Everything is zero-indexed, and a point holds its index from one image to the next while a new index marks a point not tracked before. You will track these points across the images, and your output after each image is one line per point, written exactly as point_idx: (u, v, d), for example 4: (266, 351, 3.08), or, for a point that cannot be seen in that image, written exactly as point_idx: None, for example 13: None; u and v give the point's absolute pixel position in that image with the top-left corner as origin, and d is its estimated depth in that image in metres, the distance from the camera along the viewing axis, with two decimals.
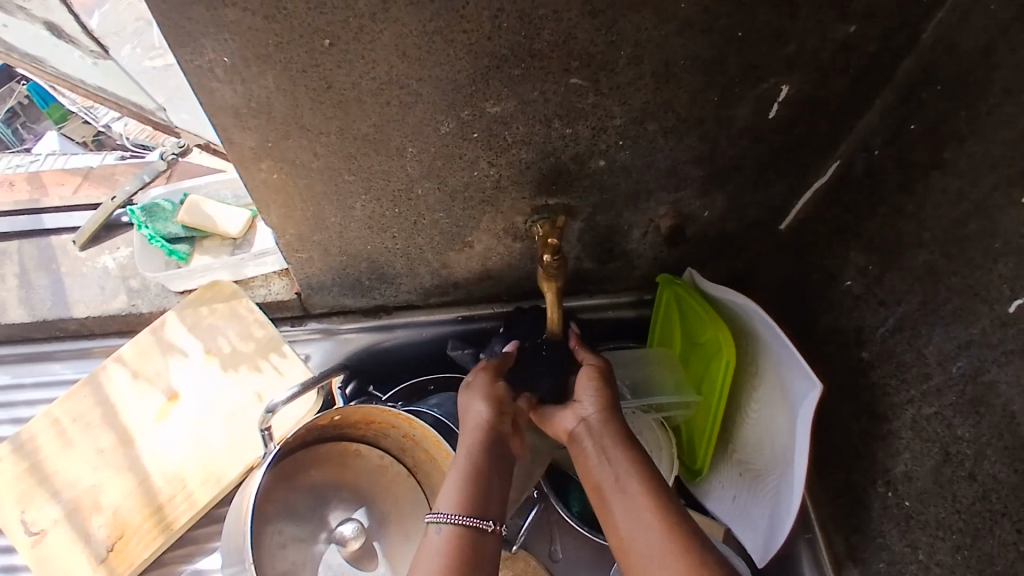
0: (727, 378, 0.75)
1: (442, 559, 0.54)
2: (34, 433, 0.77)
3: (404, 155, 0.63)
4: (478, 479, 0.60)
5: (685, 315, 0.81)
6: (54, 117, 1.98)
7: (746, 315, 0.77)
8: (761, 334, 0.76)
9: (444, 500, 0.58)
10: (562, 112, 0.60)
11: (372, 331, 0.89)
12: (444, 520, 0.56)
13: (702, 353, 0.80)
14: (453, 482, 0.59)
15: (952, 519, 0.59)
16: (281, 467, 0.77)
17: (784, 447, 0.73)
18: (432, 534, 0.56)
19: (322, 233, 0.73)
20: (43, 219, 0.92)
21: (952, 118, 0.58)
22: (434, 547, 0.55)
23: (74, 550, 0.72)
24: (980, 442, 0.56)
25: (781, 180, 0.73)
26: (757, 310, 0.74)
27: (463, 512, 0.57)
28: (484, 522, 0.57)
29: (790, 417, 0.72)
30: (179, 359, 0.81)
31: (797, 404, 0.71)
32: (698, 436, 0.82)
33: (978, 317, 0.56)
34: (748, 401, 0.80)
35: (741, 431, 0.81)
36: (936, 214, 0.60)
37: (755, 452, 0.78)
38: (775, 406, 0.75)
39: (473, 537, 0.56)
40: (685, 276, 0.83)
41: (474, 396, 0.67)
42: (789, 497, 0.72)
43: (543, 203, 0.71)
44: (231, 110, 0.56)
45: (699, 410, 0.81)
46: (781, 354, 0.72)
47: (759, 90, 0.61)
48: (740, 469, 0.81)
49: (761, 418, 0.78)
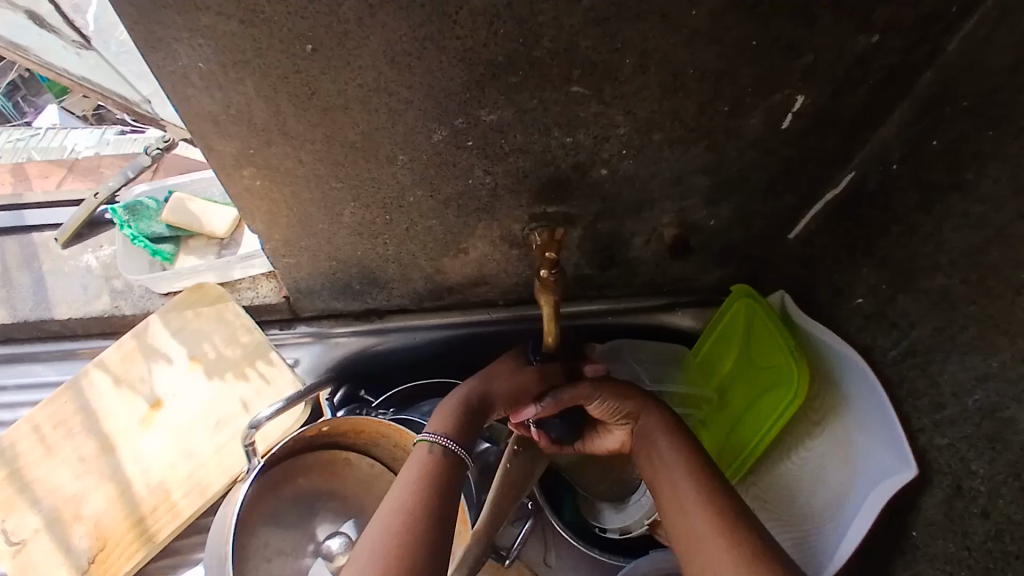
0: (787, 414, 0.74)
1: (414, 492, 0.55)
2: (16, 440, 0.75)
3: (394, 162, 0.59)
4: (467, 422, 0.62)
5: (756, 331, 0.81)
6: (55, 91, 2.01)
7: (836, 362, 0.73)
8: (843, 383, 0.72)
9: (440, 425, 0.61)
10: (562, 121, 0.56)
11: (364, 335, 0.86)
12: (436, 438, 0.59)
13: (770, 375, 0.78)
14: (448, 415, 0.62)
15: (961, 554, 0.57)
16: (268, 477, 0.75)
17: (849, 470, 0.70)
18: (423, 449, 0.59)
19: (310, 239, 0.69)
20: (25, 215, 0.89)
21: (975, 138, 0.54)
22: (411, 477, 0.56)
23: (55, 561, 0.69)
24: (994, 479, 0.53)
25: (792, 191, 0.70)
26: (860, 364, 0.68)
27: (453, 438, 0.59)
28: (466, 455, 0.59)
29: (850, 473, 0.70)
30: (163, 365, 0.78)
31: (873, 424, 0.68)
32: (731, 454, 0.79)
33: (997, 349, 0.53)
34: (796, 445, 0.78)
35: (772, 468, 0.79)
36: (958, 237, 0.56)
37: (783, 493, 0.77)
38: (841, 427, 0.72)
39: (452, 469, 0.58)
40: (774, 297, 0.81)
41: (511, 381, 0.66)
42: (846, 521, 0.69)
43: (541, 212, 0.68)
44: (210, 117, 0.53)
45: (741, 429, 0.79)
46: (862, 413, 0.69)
47: (771, 102, 0.57)
48: (787, 485, 0.77)
49: (807, 467, 0.76)
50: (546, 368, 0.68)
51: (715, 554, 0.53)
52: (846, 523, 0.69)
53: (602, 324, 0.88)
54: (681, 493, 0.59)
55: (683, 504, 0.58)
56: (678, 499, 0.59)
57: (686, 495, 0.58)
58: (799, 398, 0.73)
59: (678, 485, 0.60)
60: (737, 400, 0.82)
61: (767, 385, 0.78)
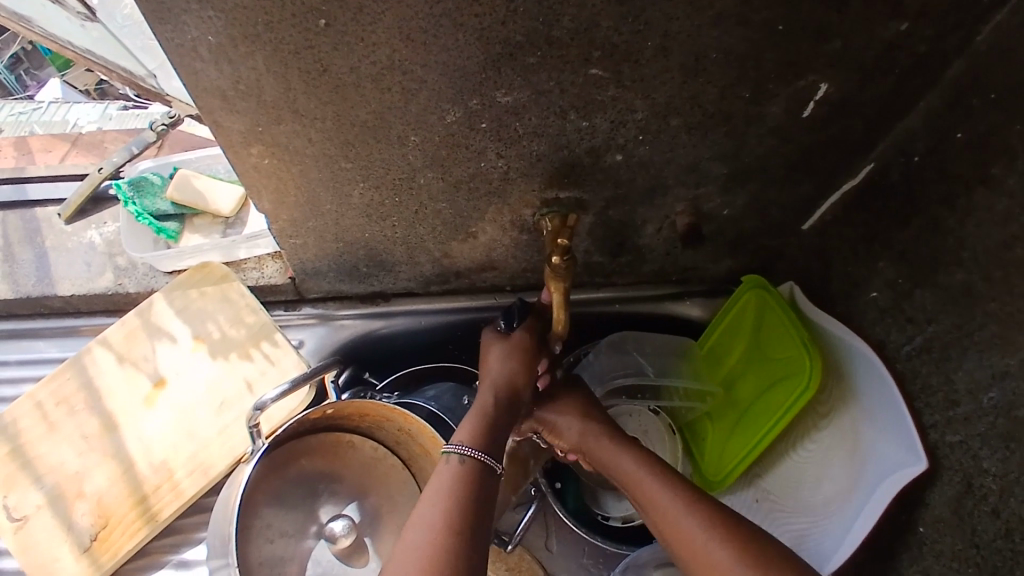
0: (797, 405, 0.74)
1: (444, 508, 0.54)
2: (18, 416, 0.75)
3: (405, 143, 0.58)
4: (491, 426, 0.62)
5: (768, 321, 0.80)
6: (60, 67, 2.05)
7: (847, 355, 0.72)
8: (854, 376, 0.72)
9: (463, 434, 0.60)
10: (579, 104, 0.55)
11: (370, 318, 0.85)
12: (461, 451, 0.59)
13: (774, 370, 0.79)
14: (469, 421, 0.62)
15: (969, 552, 0.56)
16: (272, 458, 0.74)
17: (857, 467, 0.70)
18: (449, 460, 0.59)
19: (317, 220, 0.68)
20: (28, 189, 0.88)
21: (1003, 131, 0.52)
22: (440, 492, 0.56)
23: (56, 538, 0.70)
24: (1007, 478, 0.53)
25: (809, 180, 0.69)
26: (874, 358, 0.68)
27: (477, 447, 0.59)
28: (496, 464, 0.60)
29: (858, 467, 0.70)
30: (167, 344, 0.77)
31: (880, 421, 0.68)
32: (730, 451, 0.81)
33: (1017, 348, 0.51)
34: (802, 436, 0.78)
35: (776, 459, 0.80)
36: (981, 231, 0.55)
37: (788, 483, 0.78)
38: (850, 420, 0.72)
39: (482, 477, 0.58)
40: (784, 288, 0.80)
41: (509, 357, 0.68)
42: (852, 518, 0.69)
43: (553, 197, 0.67)
44: (218, 93, 0.52)
45: (746, 422, 0.80)
46: (873, 406, 0.69)
47: (794, 88, 0.56)
48: (790, 481, 0.78)
49: (812, 460, 0.76)
50: (529, 330, 0.70)
51: (715, 555, 0.55)
52: (857, 512, 0.68)
53: (611, 313, 0.87)
54: (663, 504, 0.60)
55: (669, 515, 0.59)
56: (660, 512, 0.60)
57: (668, 508, 0.60)
58: (809, 393, 0.73)
59: (656, 495, 0.61)
60: (744, 393, 0.82)
61: (774, 379, 0.78)
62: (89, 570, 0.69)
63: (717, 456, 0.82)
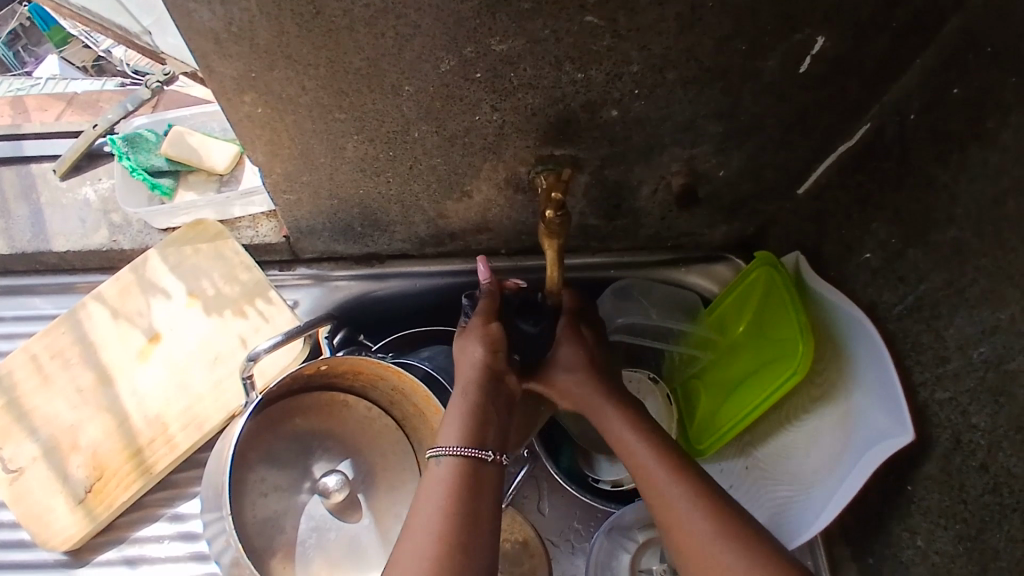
0: (788, 385, 0.73)
1: (436, 532, 0.51)
2: (13, 369, 0.75)
3: (399, 93, 0.58)
4: (480, 420, 0.59)
5: (772, 300, 0.79)
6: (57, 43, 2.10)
7: (839, 319, 0.72)
8: (846, 342, 0.71)
9: (443, 437, 0.58)
10: (574, 54, 0.54)
11: (364, 279, 0.85)
12: (444, 453, 0.56)
13: (772, 349, 0.78)
14: (454, 419, 0.59)
15: (957, 508, 0.57)
16: (265, 415, 0.75)
17: (844, 437, 0.71)
18: (435, 465, 0.57)
19: (312, 174, 0.68)
20: (24, 145, 0.88)
21: (999, 85, 0.52)
22: (432, 516, 0.52)
23: (52, 489, 0.71)
24: (995, 433, 0.53)
25: (806, 142, 0.68)
26: (863, 320, 0.68)
27: (463, 445, 0.57)
28: (484, 452, 0.57)
29: (845, 438, 0.70)
30: (161, 299, 0.77)
31: (871, 395, 0.67)
32: (720, 425, 0.80)
33: (1008, 303, 0.52)
34: (797, 409, 0.78)
35: (767, 428, 0.80)
36: (975, 188, 0.55)
37: (777, 450, 0.78)
38: (844, 394, 0.72)
39: (471, 470, 0.56)
40: (790, 258, 0.79)
41: (467, 339, 0.64)
42: (834, 488, 0.70)
43: (548, 154, 0.66)
44: (211, 36, 0.51)
45: (736, 398, 0.79)
46: (865, 374, 0.68)
47: (791, 41, 0.55)
48: (777, 451, 0.78)
49: (804, 430, 0.76)
50: (485, 308, 0.66)
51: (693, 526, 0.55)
52: (842, 479, 0.69)
53: (606, 277, 0.87)
54: (654, 475, 0.60)
55: (656, 483, 0.59)
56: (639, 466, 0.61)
57: (656, 479, 0.59)
58: (801, 372, 0.72)
59: (633, 448, 0.62)
60: (739, 368, 0.81)
61: (769, 358, 0.78)
62: (83, 522, 0.70)
63: (710, 421, 0.82)
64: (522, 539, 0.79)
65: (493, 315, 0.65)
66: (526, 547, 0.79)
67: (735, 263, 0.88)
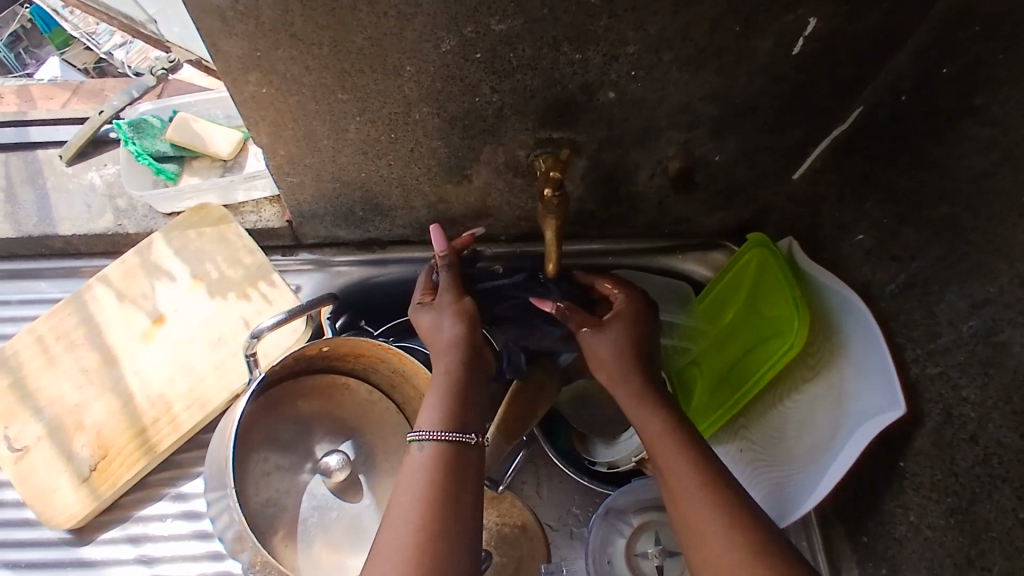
0: (782, 361, 0.75)
1: (416, 519, 0.51)
2: (19, 349, 0.77)
3: (400, 73, 0.59)
4: (463, 398, 0.60)
5: (766, 284, 0.80)
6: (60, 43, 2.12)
7: (835, 304, 0.73)
8: (840, 323, 0.72)
9: (424, 418, 0.58)
10: (572, 34, 0.56)
11: (366, 265, 0.86)
12: (426, 437, 0.56)
13: (766, 329, 0.79)
14: (433, 402, 0.59)
15: (948, 481, 0.58)
16: (267, 397, 0.76)
17: (835, 417, 0.72)
18: (416, 450, 0.56)
19: (315, 157, 0.69)
20: (30, 131, 0.89)
21: (987, 60, 0.53)
22: (412, 503, 0.52)
23: (56, 468, 0.72)
24: (985, 405, 0.54)
25: (800, 124, 0.69)
26: (859, 305, 0.69)
27: (444, 428, 0.57)
28: (467, 436, 0.57)
29: (837, 417, 0.71)
30: (165, 282, 0.79)
31: (863, 374, 0.69)
32: (717, 405, 0.81)
33: (997, 275, 0.53)
34: (789, 390, 0.78)
35: (763, 410, 0.80)
36: (964, 164, 0.56)
37: (770, 433, 0.79)
38: (835, 374, 0.73)
39: (454, 456, 0.56)
40: (783, 244, 0.80)
41: (442, 315, 0.65)
42: (825, 466, 0.71)
43: (546, 137, 0.68)
44: (217, 14, 0.53)
45: (732, 381, 0.81)
46: (857, 353, 0.69)
47: (784, 22, 0.56)
48: (770, 433, 0.79)
49: (797, 411, 0.77)
50: (451, 282, 0.67)
51: (710, 528, 0.53)
52: (834, 456, 0.70)
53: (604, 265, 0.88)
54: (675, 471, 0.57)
55: (682, 493, 0.56)
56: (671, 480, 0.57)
57: (681, 477, 0.57)
58: (795, 347, 0.74)
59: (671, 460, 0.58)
60: (733, 351, 0.82)
61: (762, 339, 0.79)
62: (88, 500, 0.71)
63: (706, 403, 0.83)
64: (520, 523, 0.79)
65: (462, 290, 0.67)
66: (524, 532, 0.79)
67: (733, 251, 0.89)
